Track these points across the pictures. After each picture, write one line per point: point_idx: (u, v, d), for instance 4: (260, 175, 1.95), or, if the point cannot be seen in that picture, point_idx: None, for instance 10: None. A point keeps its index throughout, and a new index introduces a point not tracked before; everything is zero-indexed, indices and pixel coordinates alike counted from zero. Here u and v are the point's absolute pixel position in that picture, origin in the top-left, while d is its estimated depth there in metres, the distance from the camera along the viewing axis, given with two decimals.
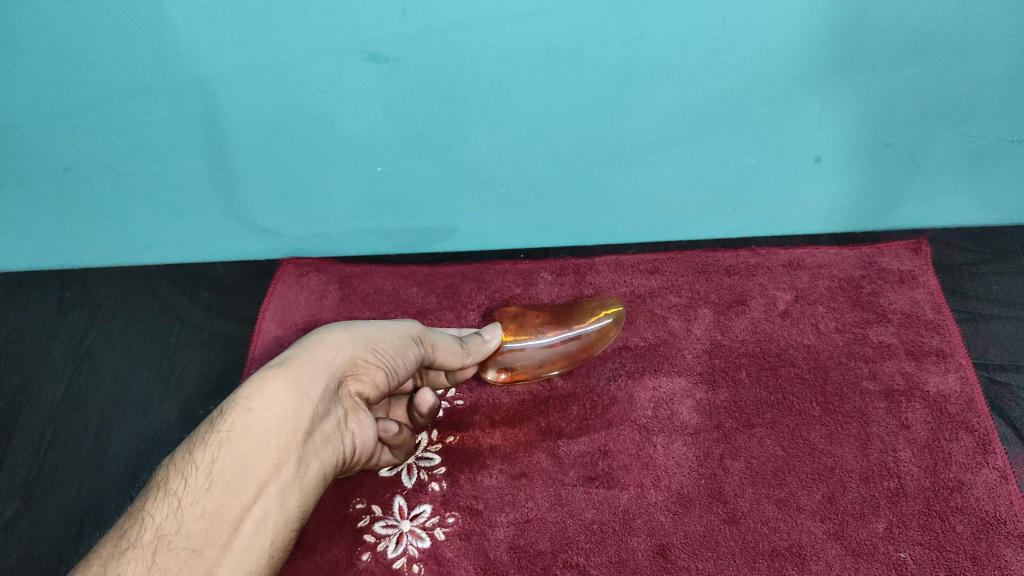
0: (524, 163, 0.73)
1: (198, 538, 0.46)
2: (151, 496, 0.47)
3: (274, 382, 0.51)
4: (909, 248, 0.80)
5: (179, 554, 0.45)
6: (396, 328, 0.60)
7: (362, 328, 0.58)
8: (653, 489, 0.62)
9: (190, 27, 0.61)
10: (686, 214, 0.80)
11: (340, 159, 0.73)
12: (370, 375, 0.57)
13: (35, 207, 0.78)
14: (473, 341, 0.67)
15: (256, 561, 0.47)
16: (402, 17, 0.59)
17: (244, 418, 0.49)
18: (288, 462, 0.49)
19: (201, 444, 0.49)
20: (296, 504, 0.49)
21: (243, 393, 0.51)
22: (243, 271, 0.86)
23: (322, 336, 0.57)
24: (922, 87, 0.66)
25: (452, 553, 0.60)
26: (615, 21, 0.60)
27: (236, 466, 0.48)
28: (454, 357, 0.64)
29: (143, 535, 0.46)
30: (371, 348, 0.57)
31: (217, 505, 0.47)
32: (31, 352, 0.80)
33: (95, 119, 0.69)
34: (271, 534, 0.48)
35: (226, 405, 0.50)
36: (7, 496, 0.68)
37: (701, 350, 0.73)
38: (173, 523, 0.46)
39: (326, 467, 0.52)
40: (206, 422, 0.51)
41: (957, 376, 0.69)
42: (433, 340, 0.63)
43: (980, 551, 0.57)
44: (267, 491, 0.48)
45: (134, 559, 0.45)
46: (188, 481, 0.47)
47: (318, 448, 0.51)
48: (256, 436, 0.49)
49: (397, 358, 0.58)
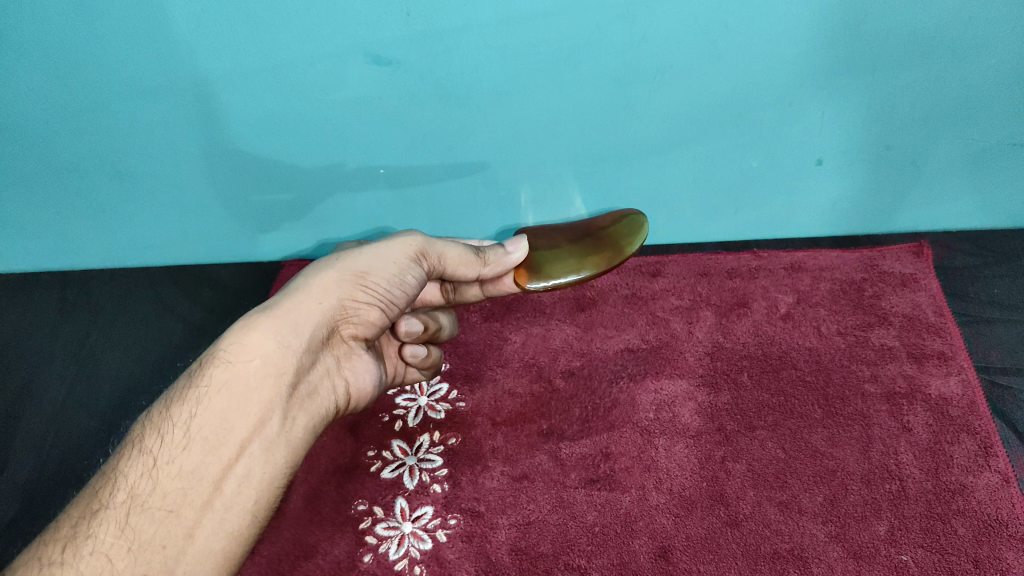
0: (526, 166, 0.73)
1: (175, 499, 0.46)
2: (125, 454, 0.47)
3: (255, 333, 0.49)
4: (910, 252, 0.80)
5: (156, 514, 0.45)
6: (390, 253, 0.55)
7: (352, 259, 0.54)
8: (655, 492, 0.62)
9: (194, 30, 0.61)
10: (688, 217, 0.80)
11: (342, 161, 0.73)
12: (363, 316, 0.54)
13: (38, 207, 0.78)
14: (491, 248, 0.60)
15: (237, 522, 0.47)
16: (406, 19, 0.60)
17: (224, 372, 0.48)
18: (272, 417, 0.49)
19: (179, 398, 0.48)
20: (281, 459, 0.49)
21: (222, 344, 0.49)
22: (245, 272, 0.86)
23: (307, 274, 0.53)
24: (922, 91, 0.66)
25: (453, 555, 0.60)
26: (618, 24, 0.60)
27: (215, 424, 0.47)
28: (468, 267, 0.59)
29: (116, 495, 0.45)
30: (360, 286, 0.53)
31: (196, 464, 0.47)
32: (32, 353, 0.81)
33: (98, 120, 0.69)
34: (255, 492, 0.48)
35: (205, 357, 0.49)
36: (8, 497, 0.68)
37: (703, 353, 0.73)
38: (147, 483, 0.46)
39: (314, 417, 0.52)
40: (184, 374, 0.49)
41: (958, 379, 0.69)
42: (440, 251, 0.57)
43: (981, 554, 0.57)
44: (249, 448, 0.48)
45: (106, 520, 0.44)
46: (164, 438, 0.47)
47: (304, 400, 0.51)
48: (235, 391, 0.48)
49: (392, 291, 0.54)
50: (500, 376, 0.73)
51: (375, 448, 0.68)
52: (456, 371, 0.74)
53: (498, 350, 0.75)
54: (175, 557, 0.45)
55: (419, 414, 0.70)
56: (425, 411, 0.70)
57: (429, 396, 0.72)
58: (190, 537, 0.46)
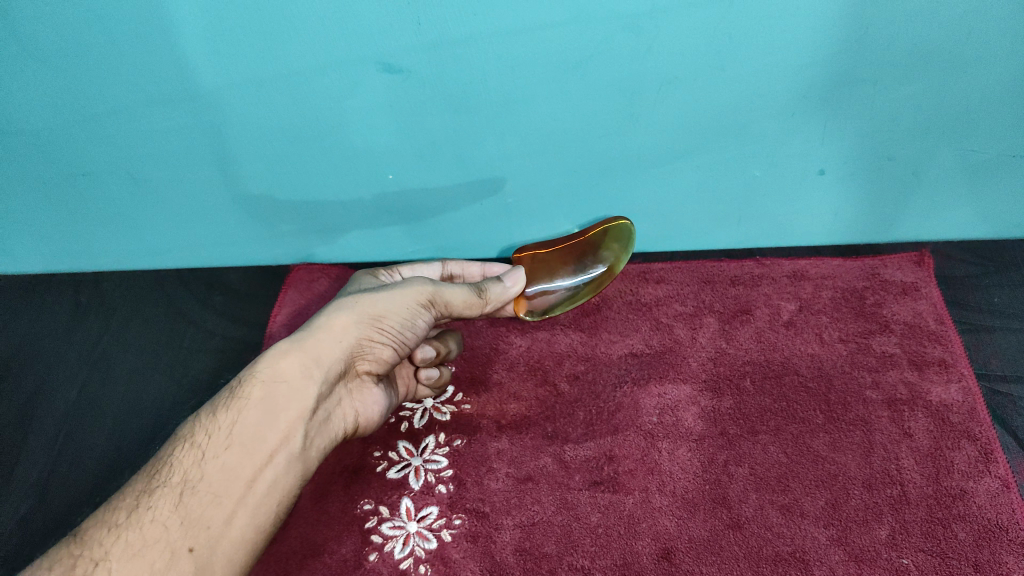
0: (534, 174, 0.74)
1: (216, 488, 0.53)
2: (179, 445, 0.55)
3: (285, 361, 0.57)
4: (912, 260, 0.81)
5: (200, 499, 0.53)
6: (405, 298, 0.61)
7: (370, 302, 0.60)
8: (658, 494, 0.63)
9: (209, 38, 0.62)
10: (694, 224, 0.81)
11: (353, 167, 0.74)
12: (377, 354, 0.60)
13: (53, 210, 0.80)
14: (492, 287, 0.67)
15: (265, 518, 0.54)
16: (417, 28, 0.61)
17: (259, 390, 0.56)
18: (294, 436, 0.55)
19: (223, 406, 0.56)
20: (300, 472, 0.56)
21: (258, 365, 0.57)
22: (254, 276, 0.87)
23: (331, 314, 0.59)
24: (924, 102, 0.67)
25: (459, 555, 0.61)
26: (625, 35, 0.61)
27: (250, 432, 0.55)
28: (472, 308, 0.66)
29: (172, 477, 0.54)
30: (376, 327, 0.59)
31: (233, 464, 0.54)
32: (45, 353, 0.82)
33: (113, 126, 0.70)
34: (279, 496, 0.55)
35: (245, 375, 0.57)
36: (20, 494, 0.69)
37: (706, 358, 0.74)
38: (196, 473, 0.54)
39: (326, 442, 0.58)
40: (229, 387, 0.57)
41: (959, 386, 0.69)
42: (446, 298, 0.63)
43: (981, 559, 0.58)
44: (275, 458, 0.55)
45: (163, 497, 0.53)
46: (210, 437, 0.55)
47: (322, 425, 0.57)
48: (267, 407, 0.55)
49: (404, 331, 0.60)
50: (505, 380, 0.74)
51: (381, 449, 0.69)
52: (462, 375, 0.75)
53: (504, 355, 0.76)
54: (213, 539, 0.52)
55: (425, 417, 0.71)
56: (430, 413, 0.72)
57: (435, 398, 0.73)
58: (226, 523, 0.53)
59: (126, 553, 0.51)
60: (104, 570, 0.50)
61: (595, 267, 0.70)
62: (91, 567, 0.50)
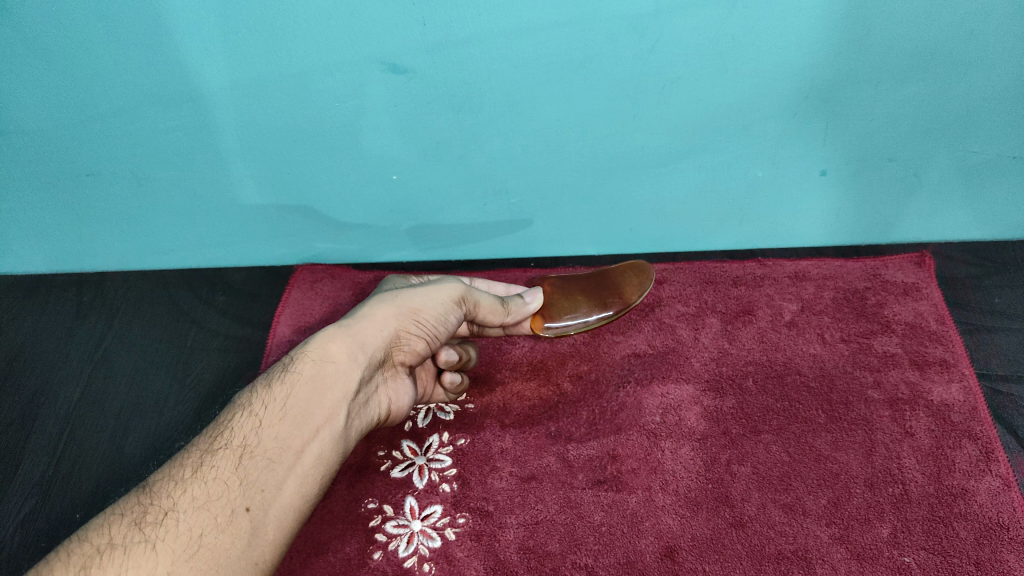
0: (537, 173, 0.75)
1: (274, 453, 0.53)
2: (236, 412, 0.54)
3: (332, 344, 0.57)
4: (913, 261, 0.81)
5: (259, 462, 0.52)
6: (439, 294, 0.62)
7: (407, 297, 0.61)
8: (661, 493, 0.64)
9: (214, 41, 0.63)
10: (696, 225, 0.82)
11: (358, 168, 0.75)
12: (412, 346, 0.61)
13: (58, 210, 0.80)
14: (514, 300, 0.69)
15: (313, 489, 0.54)
16: (422, 28, 0.61)
17: (310, 367, 0.56)
18: (339, 414, 0.55)
19: (277, 379, 0.56)
20: (340, 451, 0.56)
21: (309, 345, 0.57)
22: (257, 276, 0.88)
23: (371, 307, 0.60)
24: (923, 105, 0.67)
25: (463, 553, 0.62)
26: (628, 36, 0.61)
27: (303, 404, 0.54)
28: (494, 315, 0.67)
29: (232, 440, 0.53)
30: (413, 321, 0.60)
31: (287, 433, 0.53)
32: (49, 353, 0.83)
33: (117, 126, 0.71)
34: (323, 471, 0.54)
35: (296, 354, 0.57)
36: (24, 492, 0.70)
37: (709, 359, 0.74)
38: (254, 438, 0.53)
39: (361, 427, 0.58)
40: (279, 364, 0.57)
41: (960, 385, 0.70)
42: (476, 299, 0.64)
43: (983, 557, 0.58)
44: (322, 433, 0.55)
45: (224, 458, 0.52)
46: (268, 406, 0.54)
47: (360, 408, 0.58)
48: (318, 383, 0.55)
49: (438, 325, 0.61)
50: (509, 380, 0.74)
51: (385, 448, 0.70)
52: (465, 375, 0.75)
53: (507, 355, 0.77)
54: (268, 502, 0.51)
55: (428, 416, 0.72)
56: (433, 412, 0.72)
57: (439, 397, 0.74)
58: (279, 489, 0.52)
59: (193, 505, 0.49)
60: (172, 521, 0.48)
61: (615, 306, 0.72)
62: (160, 516, 0.48)
